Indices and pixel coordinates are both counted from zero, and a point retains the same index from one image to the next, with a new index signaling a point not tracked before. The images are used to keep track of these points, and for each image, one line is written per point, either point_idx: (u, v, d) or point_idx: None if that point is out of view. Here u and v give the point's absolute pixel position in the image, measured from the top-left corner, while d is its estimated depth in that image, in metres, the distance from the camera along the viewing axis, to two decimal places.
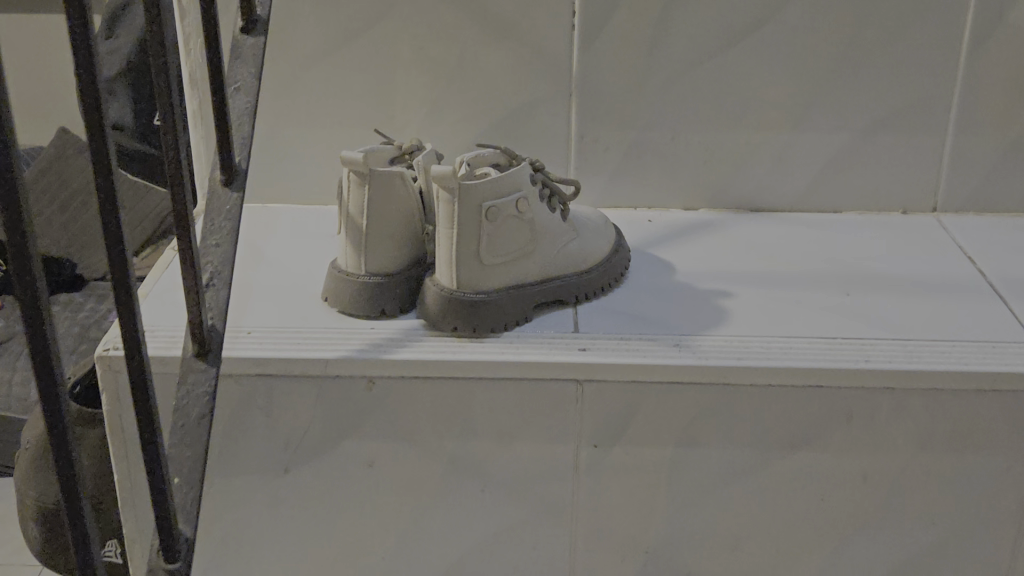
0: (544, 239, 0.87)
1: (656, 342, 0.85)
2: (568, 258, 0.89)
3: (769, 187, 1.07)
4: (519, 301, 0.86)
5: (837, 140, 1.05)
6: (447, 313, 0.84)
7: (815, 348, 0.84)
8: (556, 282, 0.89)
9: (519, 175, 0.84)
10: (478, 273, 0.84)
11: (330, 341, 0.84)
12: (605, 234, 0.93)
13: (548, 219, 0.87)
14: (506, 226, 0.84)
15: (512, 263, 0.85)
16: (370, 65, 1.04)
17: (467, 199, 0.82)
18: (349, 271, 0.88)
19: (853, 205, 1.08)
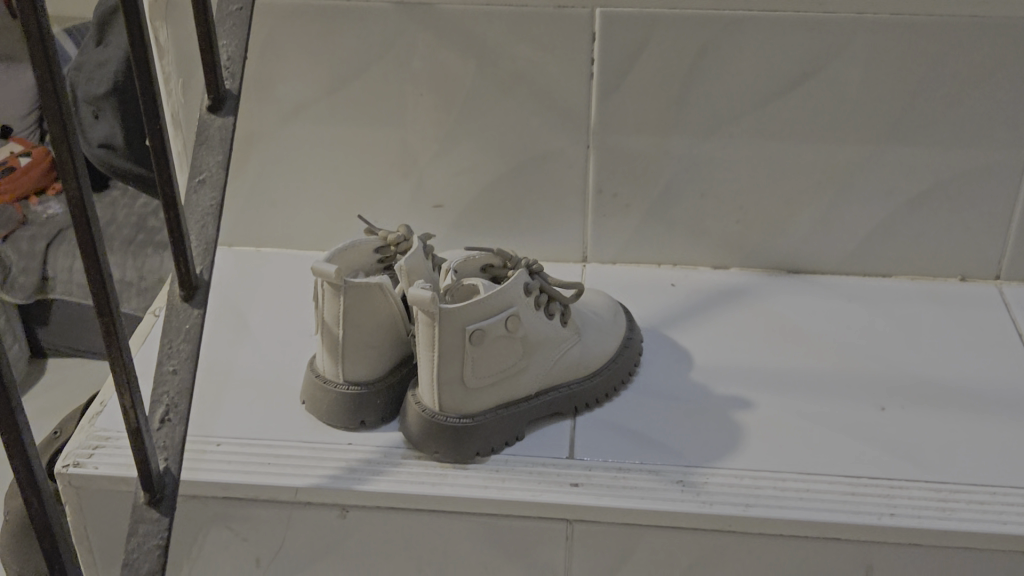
0: (540, 353, 0.79)
1: (658, 477, 0.77)
2: (568, 367, 0.81)
3: (809, 247, 0.96)
4: (510, 422, 0.79)
5: (889, 203, 0.93)
6: (428, 438, 0.77)
7: (835, 493, 0.75)
8: (553, 396, 0.80)
9: (510, 290, 0.75)
10: (463, 397, 0.76)
11: (302, 461, 0.78)
12: (614, 331, 0.84)
13: (545, 331, 0.78)
14: (495, 346, 0.76)
15: (502, 383, 0.77)
16: (368, 109, 0.94)
17: (450, 325, 0.73)
18: (328, 378, 0.81)
19: (905, 269, 0.97)
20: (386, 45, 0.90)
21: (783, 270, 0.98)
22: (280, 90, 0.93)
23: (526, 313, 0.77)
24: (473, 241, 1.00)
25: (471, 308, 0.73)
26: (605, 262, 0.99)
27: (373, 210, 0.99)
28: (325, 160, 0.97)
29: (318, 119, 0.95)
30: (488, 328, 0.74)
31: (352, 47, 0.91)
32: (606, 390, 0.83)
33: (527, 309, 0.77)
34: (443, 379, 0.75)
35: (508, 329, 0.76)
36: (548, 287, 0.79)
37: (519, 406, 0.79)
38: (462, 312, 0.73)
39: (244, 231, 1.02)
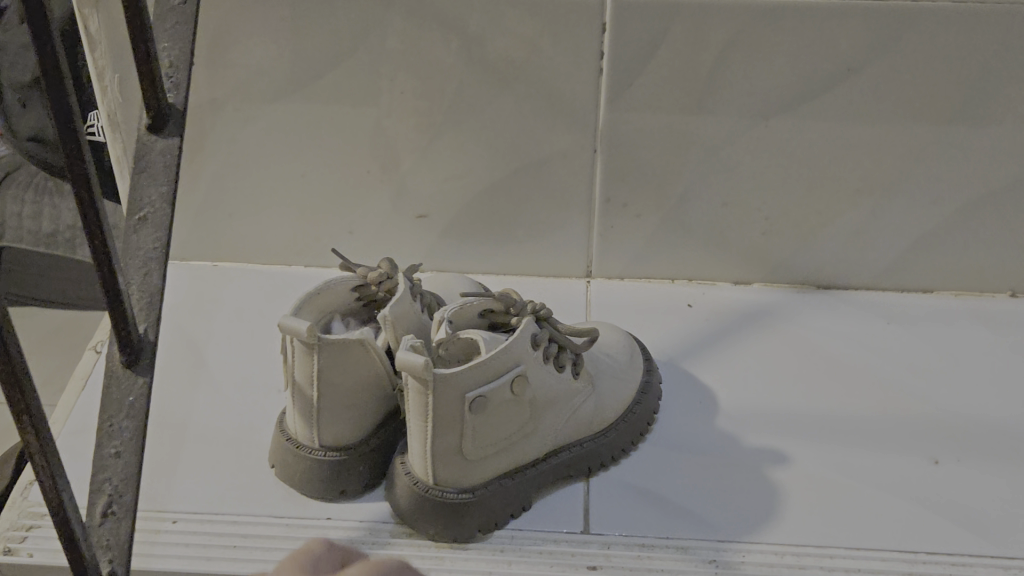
0: (549, 414, 0.67)
1: (687, 556, 0.66)
2: (580, 425, 0.70)
3: (843, 259, 0.86)
4: (515, 492, 0.68)
5: (936, 213, 0.82)
6: (420, 516, 0.66)
7: (890, 573, 0.64)
8: (564, 457, 0.70)
9: (517, 347, 0.63)
10: (461, 471, 0.65)
11: (273, 542, 0.67)
12: (631, 376, 0.74)
13: (555, 388, 0.67)
14: (498, 412, 0.64)
15: (506, 450, 0.66)
16: (339, 108, 0.80)
17: (447, 394, 0.61)
18: (301, 441, 0.69)
19: (949, 284, 0.86)
20: (356, 37, 0.76)
21: (812, 285, 0.88)
22: (233, 87, 0.80)
23: (533, 370, 0.65)
24: (464, 251, 0.88)
25: (472, 372, 0.61)
26: (612, 277, 0.89)
27: (348, 221, 0.87)
28: (288, 166, 0.84)
29: (279, 120, 0.82)
30: (490, 394, 0.62)
31: (316, 39, 0.77)
32: (623, 446, 0.72)
33: (534, 365, 0.65)
34: (437, 453, 0.63)
35: (513, 392, 0.64)
36: (557, 335, 0.67)
37: (525, 473, 0.68)
38: (460, 377, 0.61)
39: (201, 244, 0.89)
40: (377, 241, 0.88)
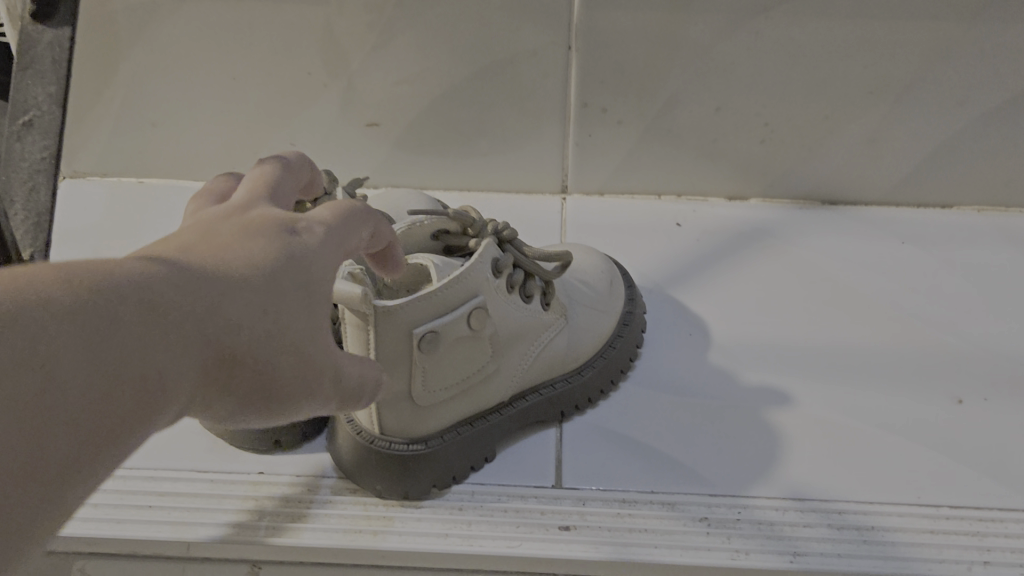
0: (514, 351, 0.58)
1: (674, 514, 0.57)
2: (551, 363, 0.61)
3: (851, 170, 0.76)
4: (475, 441, 0.59)
5: (960, 118, 0.72)
6: (364, 472, 0.57)
7: (908, 533, 0.56)
8: (533, 401, 0.61)
9: (475, 273, 0.52)
10: (411, 421, 0.55)
11: (194, 503, 0.58)
12: (611, 307, 0.64)
13: (520, 321, 0.57)
14: (453, 350, 0.54)
15: (463, 394, 0.57)
16: (265, 4, 0.68)
17: (391, 331, 0.50)
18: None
19: (970, 198, 0.77)
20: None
21: (816, 200, 0.78)
22: None
23: (494, 301, 0.55)
24: (423, 162, 0.78)
25: (423, 304, 0.50)
26: (590, 193, 0.79)
27: (289, 130, 0.76)
28: (216, 68, 0.73)
29: (196, 19, 0.70)
30: (444, 329, 0.52)
31: None
32: (601, 387, 0.63)
33: (495, 296, 0.55)
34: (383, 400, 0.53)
35: (471, 327, 0.53)
36: (524, 261, 0.56)
37: (487, 420, 0.59)
38: (409, 309, 0.50)
39: (126, 155, 0.79)
40: (324, 152, 0.78)
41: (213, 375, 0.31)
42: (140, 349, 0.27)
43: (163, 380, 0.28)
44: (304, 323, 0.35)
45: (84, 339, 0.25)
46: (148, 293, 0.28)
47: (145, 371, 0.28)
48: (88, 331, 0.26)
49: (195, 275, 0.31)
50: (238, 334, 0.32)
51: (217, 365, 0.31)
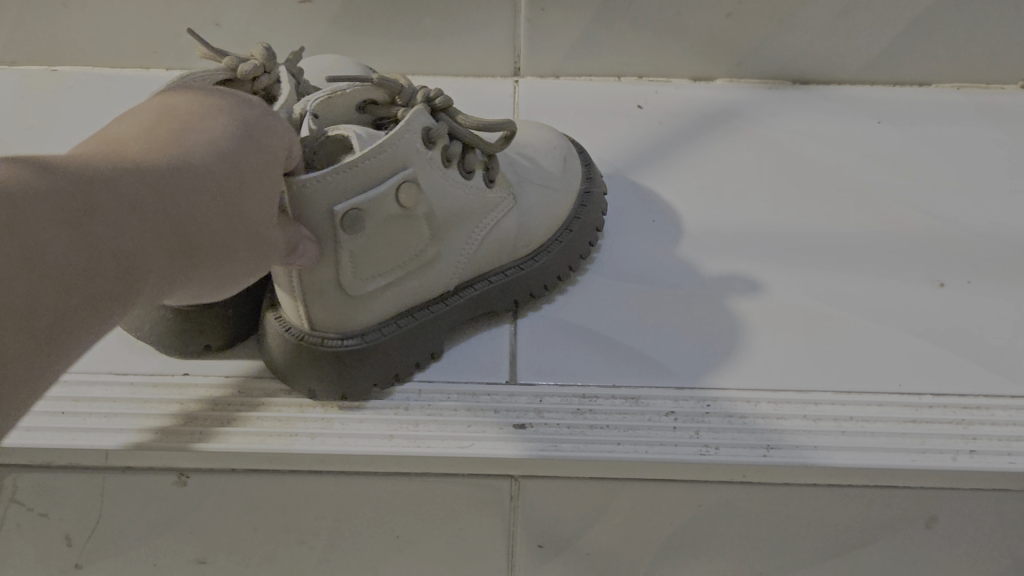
0: (456, 233, 0.52)
1: (637, 408, 0.53)
2: (498, 249, 0.55)
3: (822, 46, 0.71)
4: (419, 335, 0.53)
5: None
6: (296, 372, 0.51)
7: (888, 423, 0.52)
8: (481, 290, 0.55)
9: (403, 143, 0.46)
10: (345, 315, 0.50)
11: (112, 408, 0.53)
12: (565, 186, 0.58)
13: (462, 199, 0.51)
14: (383, 229, 0.48)
15: (402, 281, 0.51)
16: None
17: (307, 208, 0.44)
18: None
19: (948, 74, 0.72)
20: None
21: (784, 80, 0.73)
22: None
23: (428, 174, 0.49)
24: (362, 43, 0.72)
25: (344, 177, 0.44)
26: (544, 76, 0.73)
27: (213, 9, 0.70)
28: None
29: None
30: (370, 205, 0.46)
31: None
32: (557, 274, 0.58)
33: (428, 168, 0.49)
34: (310, 291, 0.48)
35: (402, 204, 0.47)
36: (459, 129, 0.50)
37: (432, 311, 0.53)
38: (330, 183, 0.44)
39: (33, 41, 0.72)
40: (254, 34, 0.71)
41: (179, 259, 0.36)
42: (100, 231, 0.32)
43: (126, 254, 0.33)
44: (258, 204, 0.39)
45: (59, 217, 0.31)
46: (100, 179, 0.33)
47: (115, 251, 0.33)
48: (59, 210, 0.31)
49: (162, 171, 0.35)
50: (190, 219, 0.36)
51: (174, 244, 0.35)
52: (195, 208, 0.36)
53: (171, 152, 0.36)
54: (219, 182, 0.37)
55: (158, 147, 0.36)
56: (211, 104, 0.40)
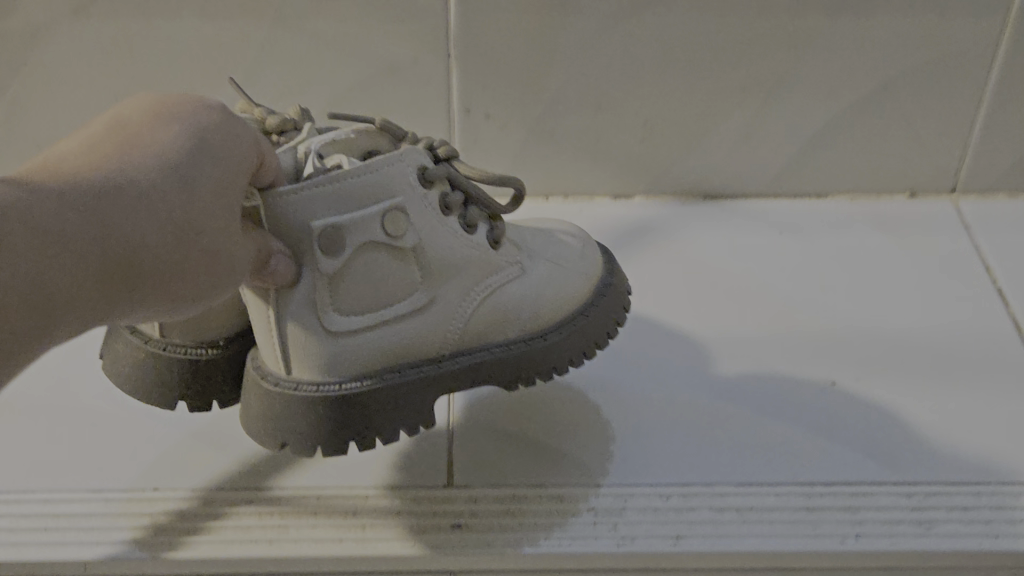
0: (447, 288, 0.52)
1: (562, 507, 0.59)
2: (503, 315, 0.54)
3: (729, 166, 0.79)
4: (403, 395, 0.52)
5: (825, 111, 0.76)
6: (276, 422, 0.51)
7: (785, 512, 0.58)
8: (476, 357, 0.54)
9: (392, 170, 0.48)
10: (324, 358, 0.50)
11: (88, 524, 0.58)
12: (585, 270, 0.58)
13: (459, 251, 0.52)
14: (364, 263, 0.49)
15: (388, 327, 0.51)
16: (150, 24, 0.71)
17: (282, 220, 0.46)
18: (168, 342, 0.55)
19: (842, 187, 0.81)
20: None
21: (697, 197, 0.81)
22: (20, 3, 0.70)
23: (419, 214, 0.50)
24: None
25: (319, 194, 0.46)
26: None
27: None
28: (104, 83, 0.74)
29: (80, 40, 0.72)
30: (347, 226, 0.47)
31: None
32: (569, 354, 0.55)
33: (421, 208, 0.50)
34: (285, 320, 0.49)
35: (385, 236, 0.49)
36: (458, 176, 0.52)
37: (421, 369, 0.53)
38: (304, 198, 0.46)
39: None
40: None
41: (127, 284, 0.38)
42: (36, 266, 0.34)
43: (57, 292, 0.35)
44: (218, 217, 0.42)
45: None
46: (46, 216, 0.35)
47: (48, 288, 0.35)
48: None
49: (114, 203, 0.38)
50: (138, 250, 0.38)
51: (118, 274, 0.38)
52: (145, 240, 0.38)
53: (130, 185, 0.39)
54: (177, 211, 0.40)
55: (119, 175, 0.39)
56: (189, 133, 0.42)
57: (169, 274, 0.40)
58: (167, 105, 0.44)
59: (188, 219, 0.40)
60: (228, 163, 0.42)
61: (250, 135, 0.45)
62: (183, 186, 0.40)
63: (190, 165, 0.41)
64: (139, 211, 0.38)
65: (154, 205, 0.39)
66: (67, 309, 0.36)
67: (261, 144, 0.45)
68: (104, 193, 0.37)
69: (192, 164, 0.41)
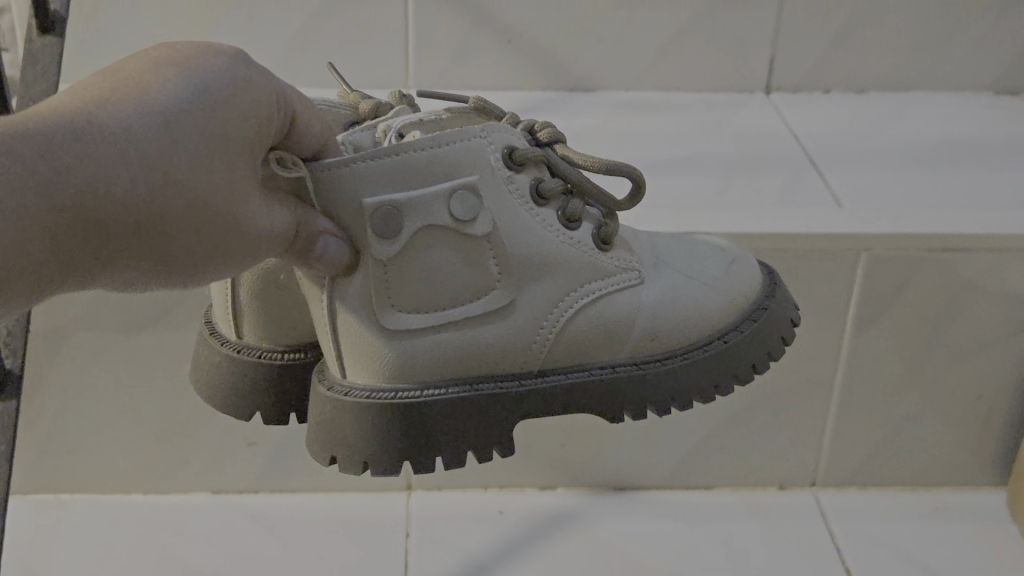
0: (526, 293, 0.61)
1: None
2: (594, 328, 0.62)
3: (633, 465, 0.99)
4: (502, 408, 0.61)
5: (708, 423, 0.96)
6: (347, 426, 0.60)
7: None
8: (598, 376, 0.63)
9: (471, 150, 0.57)
10: (384, 348, 0.59)
11: None
12: (728, 294, 0.66)
13: (538, 250, 0.60)
14: (429, 256, 0.58)
15: (467, 331, 0.60)
16: (170, 362, 0.91)
17: (342, 193, 0.55)
18: (243, 345, 0.69)
19: (725, 481, 1.00)
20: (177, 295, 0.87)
21: (608, 488, 1.00)
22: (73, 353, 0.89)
23: (497, 203, 0.58)
24: (293, 474, 0.99)
25: (382, 173, 0.55)
26: (431, 489, 1.00)
27: (183, 450, 0.97)
28: (128, 403, 0.93)
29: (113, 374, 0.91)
30: (408, 205, 0.56)
31: (141, 302, 0.87)
32: (691, 383, 0.63)
33: (501, 192, 0.58)
34: (340, 307, 0.59)
35: (454, 218, 0.57)
36: (559, 165, 0.62)
37: (532, 384, 0.62)
38: (360, 169, 0.55)
39: (43, 477, 0.97)
40: (208, 467, 0.98)
41: (129, 230, 0.45)
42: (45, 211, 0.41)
43: (57, 235, 0.42)
44: (223, 174, 0.48)
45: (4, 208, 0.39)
46: (61, 171, 0.41)
47: (50, 230, 0.41)
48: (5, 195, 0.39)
49: (123, 155, 0.44)
50: (141, 202, 0.45)
51: (121, 227, 0.44)
52: (153, 194, 0.45)
53: (145, 142, 0.45)
54: (188, 171, 0.46)
55: (133, 125, 0.45)
56: (201, 85, 0.48)
57: (154, 223, 0.46)
58: (181, 50, 0.50)
59: (176, 173, 0.46)
60: (237, 120, 0.48)
61: (268, 85, 0.50)
62: (194, 151, 0.47)
63: (202, 122, 0.47)
64: (108, 152, 0.43)
65: (133, 148, 0.44)
66: (64, 245, 0.42)
67: (291, 106, 0.53)
68: (70, 135, 0.42)
69: (205, 121, 0.47)
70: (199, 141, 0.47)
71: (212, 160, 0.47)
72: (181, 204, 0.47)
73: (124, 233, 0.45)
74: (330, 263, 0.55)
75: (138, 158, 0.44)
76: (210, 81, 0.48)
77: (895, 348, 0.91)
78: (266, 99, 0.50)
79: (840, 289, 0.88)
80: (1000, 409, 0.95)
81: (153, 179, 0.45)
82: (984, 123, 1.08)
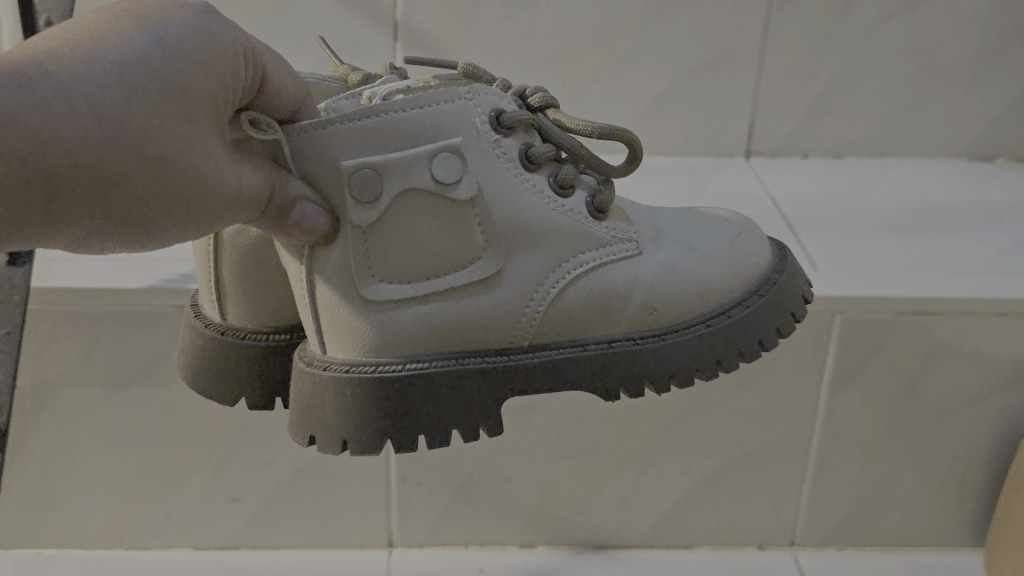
0: (512, 264, 0.62)
1: None
2: (584, 302, 0.64)
3: (614, 522, 1.00)
4: (490, 384, 0.62)
5: (686, 482, 0.98)
6: (330, 402, 0.61)
7: None
8: (594, 351, 0.64)
9: (454, 114, 0.58)
10: (369, 319, 0.61)
11: None
12: (731, 268, 0.67)
13: (524, 217, 0.61)
14: (410, 224, 0.59)
15: (448, 303, 0.61)
16: (153, 420, 0.92)
17: (320, 156, 0.57)
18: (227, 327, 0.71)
19: (705, 541, 1.02)
20: (161, 353, 0.88)
21: (589, 547, 1.02)
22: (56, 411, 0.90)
23: (481, 168, 0.59)
24: (277, 530, 1.00)
25: (360, 135, 0.56)
26: (413, 544, 1.01)
27: (166, 508, 0.98)
28: (111, 461, 0.94)
29: (96, 431, 0.92)
30: (387, 167, 0.57)
31: (125, 361, 0.88)
32: (691, 358, 0.64)
33: (487, 155, 0.59)
34: (319, 277, 0.60)
35: (437, 180, 0.58)
36: (550, 130, 0.64)
37: (525, 359, 0.63)
38: (336, 131, 0.56)
39: (27, 536, 0.98)
40: (191, 524, 0.99)
41: (81, 179, 0.46)
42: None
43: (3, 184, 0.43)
44: (181, 125, 0.49)
45: None
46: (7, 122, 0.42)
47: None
48: None
49: (73, 106, 0.45)
50: (91, 154, 0.46)
51: (71, 177, 0.45)
52: (105, 145, 0.46)
53: (97, 95, 0.46)
54: (141, 123, 0.47)
55: (86, 78, 0.46)
56: (160, 37, 0.49)
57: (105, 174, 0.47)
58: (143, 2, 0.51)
59: (129, 125, 0.47)
60: (196, 75, 0.49)
61: (232, 39, 0.51)
62: (148, 104, 0.47)
63: (157, 75, 0.48)
64: (58, 105, 0.44)
65: (82, 99, 0.45)
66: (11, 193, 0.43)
67: (263, 63, 0.53)
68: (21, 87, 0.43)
69: (160, 74, 0.48)
70: (153, 95, 0.48)
71: (168, 113, 0.48)
72: (135, 156, 0.48)
73: (76, 184, 0.46)
74: (306, 229, 0.56)
75: (89, 111, 0.45)
76: (172, 35, 0.49)
77: (870, 407, 0.93)
78: (229, 54, 0.51)
79: (814, 352, 0.89)
80: (975, 468, 0.96)
81: (106, 131, 0.46)
82: (958, 189, 1.10)
